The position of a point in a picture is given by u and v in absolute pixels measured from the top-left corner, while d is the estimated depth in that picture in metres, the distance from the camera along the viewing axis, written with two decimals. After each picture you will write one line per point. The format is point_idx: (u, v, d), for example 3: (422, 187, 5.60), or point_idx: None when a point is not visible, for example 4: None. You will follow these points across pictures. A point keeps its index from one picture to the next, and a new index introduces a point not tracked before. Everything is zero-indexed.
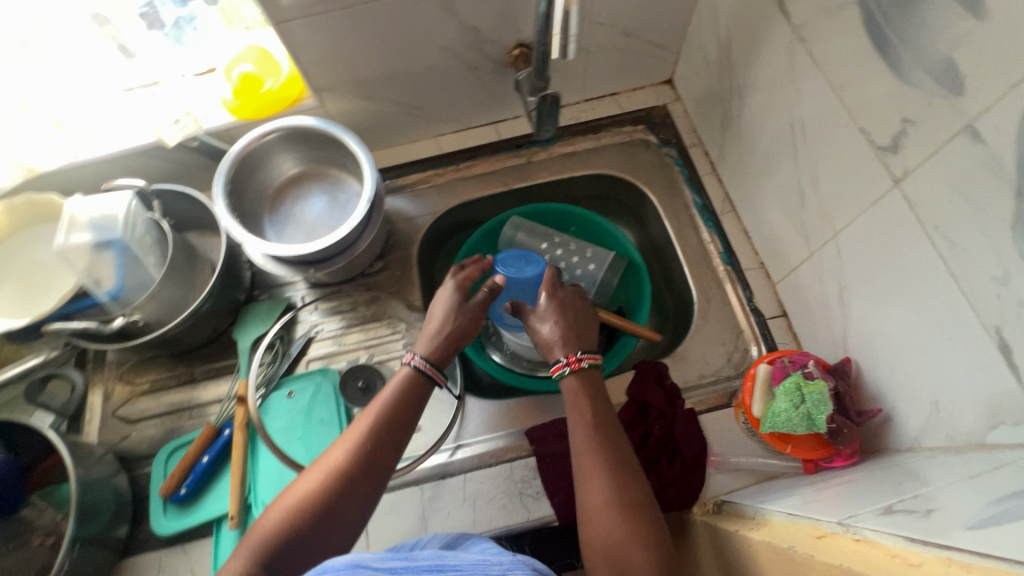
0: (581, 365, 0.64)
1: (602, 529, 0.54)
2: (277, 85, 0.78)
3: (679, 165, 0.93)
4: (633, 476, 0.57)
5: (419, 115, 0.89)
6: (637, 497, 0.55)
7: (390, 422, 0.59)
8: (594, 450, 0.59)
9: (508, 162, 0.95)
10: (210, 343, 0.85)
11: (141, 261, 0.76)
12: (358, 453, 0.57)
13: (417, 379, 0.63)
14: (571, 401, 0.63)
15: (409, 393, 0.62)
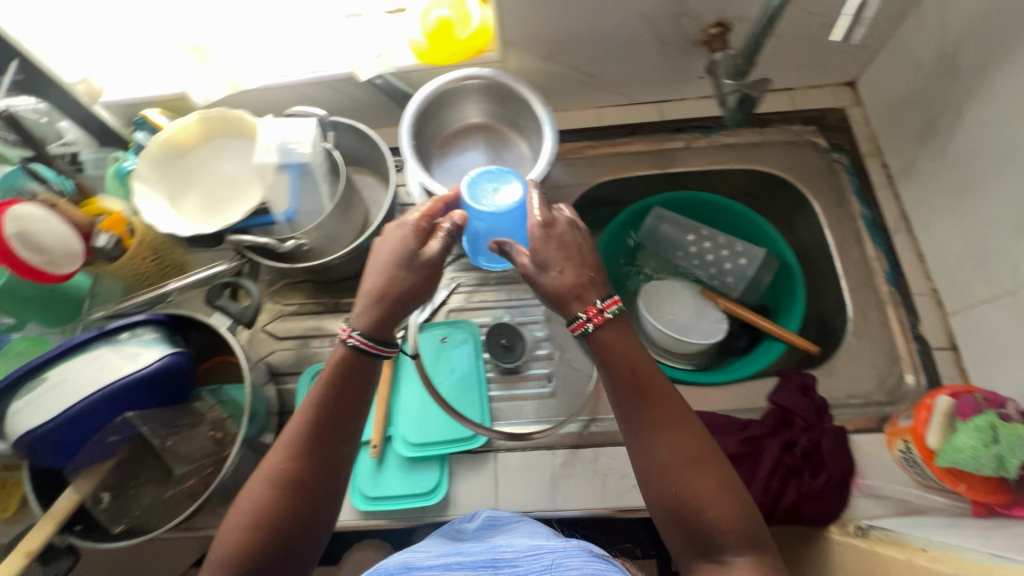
0: (605, 318, 0.53)
1: (662, 500, 0.51)
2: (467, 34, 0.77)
3: (850, 174, 0.88)
4: (677, 433, 0.52)
5: (590, 84, 0.88)
6: (683, 457, 0.51)
7: (334, 402, 0.55)
8: (631, 417, 0.54)
9: (666, 144, 0.93)
10: (356, 278, 0.88)
11: (316, 185, 0.78)
12: (303, 445, 0.53)
13: (350, 360, 0.55)
14: (600, 349, 0.55)
15: (358, 373, 0.55)
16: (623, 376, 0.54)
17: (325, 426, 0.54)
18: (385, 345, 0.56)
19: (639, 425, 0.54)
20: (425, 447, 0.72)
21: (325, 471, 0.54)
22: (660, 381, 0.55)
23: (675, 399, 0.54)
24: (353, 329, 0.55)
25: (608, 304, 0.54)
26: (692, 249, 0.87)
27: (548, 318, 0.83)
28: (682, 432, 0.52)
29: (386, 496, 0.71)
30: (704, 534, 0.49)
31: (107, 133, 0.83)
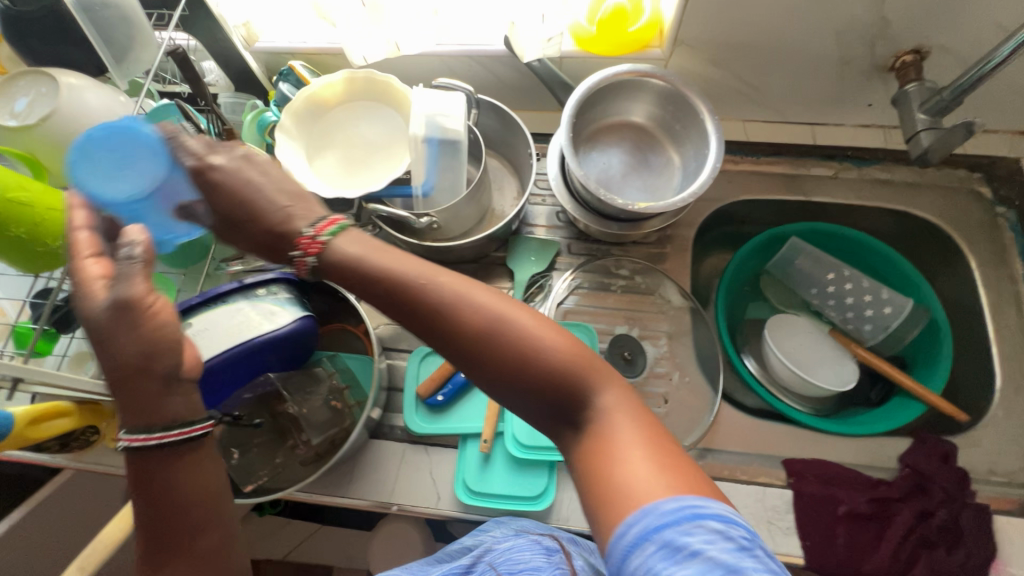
0: (320, 245, 0.50)
1: (548, 388, 0.46)
2: (640, 27, 0.73)
3: (1014, 232, 0.81)
4: (404, 291, 0.47)
5: (747, 95, 0.82)
6: (478, 323, 0.46)
7: (144, 493, 0.47)
8: (401, 294, 0.48)
9: (813, 170, 0.87)
10: (474, 263, 0.85)
11: (458, 165, 0.76)
12: (150, 542, 0.47)
13: (127, 421, 0.46)
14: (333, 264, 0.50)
15: (150, 467, 0.47)
16: (371, 274, 0.48)
17: (158, 495, 0.47)
18: (160, 428, 0.46)
19: (356, 290, 0.49)
20: (536, 451, 0.70)
21: (206, 514, 0.49)
22: (350, 241, 0.50)
23: (361, 249, 0.49)
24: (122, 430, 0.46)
25: (321, 229, 0.50)
26: (830, 288, 0.82)
27: (669, 336, 0.79)
28: (439, 290, 0.47)
29: (492, 494, 0.69)
30: (573, 394, 0.46)
31: (248, 79, 0.82)
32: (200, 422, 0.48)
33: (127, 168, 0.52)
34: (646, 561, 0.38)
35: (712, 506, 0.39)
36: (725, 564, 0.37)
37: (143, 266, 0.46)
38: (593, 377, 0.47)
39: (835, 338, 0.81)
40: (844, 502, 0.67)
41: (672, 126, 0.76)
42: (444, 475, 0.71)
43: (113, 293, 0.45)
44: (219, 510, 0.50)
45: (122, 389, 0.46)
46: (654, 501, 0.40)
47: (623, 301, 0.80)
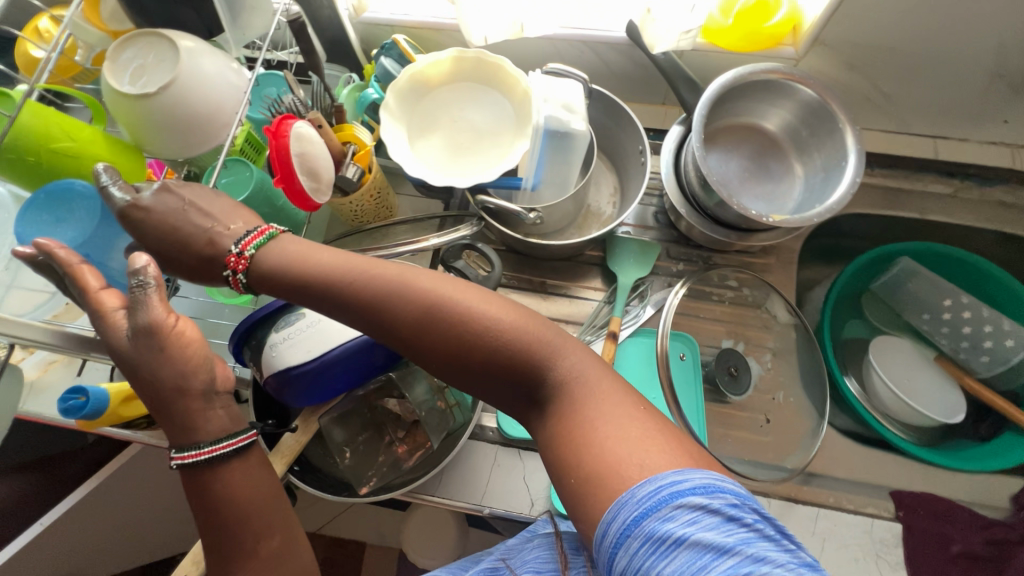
0: (246, 260, 0.53)
1: (504, 369, 0.48)
2: (784, 22, 0.68)
3: None
4: (350, 291, 0.50)
5: (876, 102, 0.77)
6: (421, 312, 0.49)
7: (200, 512, 0.50)
8: (347, 294, 0.51)
9: (930, 187, 0.82)
10: (570, 261, 0.81)
11: (571, 163, 0.72)
12: (214, 549, 0.50)
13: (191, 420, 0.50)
14: (266, 270, 0.53)
15: (202, 480, 0.50)
16: (301, 274, 0.52)
17: (213, 507, 0.50)
18: (208, 443, 0.50)
19: (311, 293, 0.52)
20: None
21: (263, 524, 0.51)
22: (318, 252, 0.53)
23: (328, 252, 0.53)
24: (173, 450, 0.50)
25: (247, 244, 0.53)
26: (945, 315, 0.78)
27: (772, 354, 0.76)
28: (380, 282, 0.50)
29: None
30: (534, 369, 0.48)
31: (343, 48, 0.77)
32: (244, 432, 0.52)
33: (68, 216, 0.52)
34: (634, 557, 0.38)
35: (693, 478, 0.40)
36: (712, 541, 0.37)
37: (156, 291, 0.49)
38: (551, 346, 0.48)
39: (941, 366, 0.78)
40: (956, 541, 0.65)
41: (802, 134, 0.71)
42: (537, 482, 0.69)
43: (143, 317, 0.48)
44: (273, 514, 0.52)
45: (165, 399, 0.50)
46: (630, 489, 0.40)
47: (725, 314, 0.77)
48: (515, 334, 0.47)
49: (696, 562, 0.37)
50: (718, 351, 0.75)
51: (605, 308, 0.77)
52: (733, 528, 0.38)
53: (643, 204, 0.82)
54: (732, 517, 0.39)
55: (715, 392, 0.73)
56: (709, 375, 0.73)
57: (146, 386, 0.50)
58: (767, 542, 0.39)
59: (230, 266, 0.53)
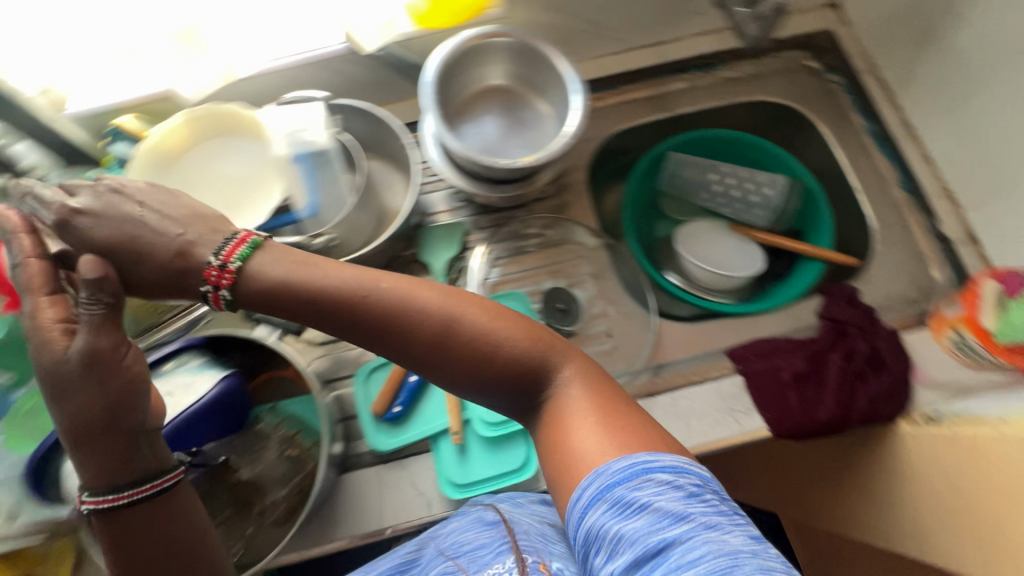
0: (229, 272, 0.49)
1: (482, 375, 0.49)
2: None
3: (846, 92, 0.91)
4: (340, 304, 0.49)
5: (592, 32, 0.85)
6: (439, 330, 0.48)
7: (127, 558, 0.48)
8: (353, 312, 0.49)
9: (670, 87, 0.93)
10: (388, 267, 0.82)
11: (336, 176, 0.73)
12: None
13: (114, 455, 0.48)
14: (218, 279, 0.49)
15: (127, 526, 0.48)
16: (319, 294, 0.49)
17: (138, 545, 0.48)
18: (129, 485, 0.48)
19: (322, 311, 0.49)
20: (505, 425, 0.71)
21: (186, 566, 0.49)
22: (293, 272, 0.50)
23: (296, 270, 0.50)
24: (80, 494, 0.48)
25: (230, 255, 0.49)
26: (716, 188, 0.89)
27: (594, 278, 0.82)
28: (416, 300, 0.49)
29: (477, 481, 0.69)
30: (527, 378, 0.50)
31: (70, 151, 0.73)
32: (169, 472, 0.50)
33: None
34: (602, 517, 0.42)
35: (664, 458, 0.44)
36: (673, 509, 0.41)
37: (110, 314, 0.49)
38: (556, 355, 0.51)
39: (738, 232, 0.88)
40: (784, 368, 0.74)
41: (534, 78, 0.77)
42: (427, 481, 0.69)
43: (82, 341, 0.47)
44: (204, 553, 0.50)
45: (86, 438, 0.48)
46: (606, 462, 0.44)
47: (543, 260, 0.82)
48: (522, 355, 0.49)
49: (656, 525, 0.41)
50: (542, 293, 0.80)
51: None
52: (694, 502, 0.42)
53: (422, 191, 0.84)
54: (693, 493, 0.43)
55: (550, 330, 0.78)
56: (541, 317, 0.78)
57: (70, 415, 0.47)
58: (725, 517, 0.42)
59: (210, 280, 0.49)
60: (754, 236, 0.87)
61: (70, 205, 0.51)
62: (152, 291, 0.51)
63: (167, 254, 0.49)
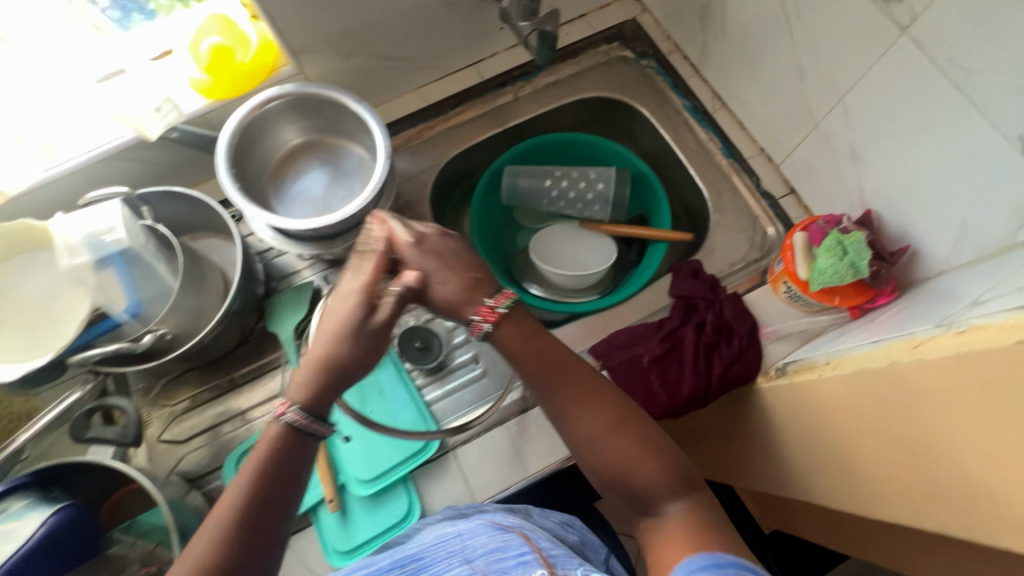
0: (498, 311, 0.56)
1: (643, 484, 0.53)
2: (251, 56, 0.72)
3: (661, 74, 0.95)
4: (577, 387, 0.57)
5: (400, 67, 0.85)
6: (620, 420, 0.55)
7: (256, 493, 0.49)
8: (546, 374, 0.57)
9: (496, 103, 0.94)
10: (245, 344, 0.81)
11: (153, 269, 0.70)
12: (229, 534, 0.47)
13: (297, 435, 0.51)
14: (509, 342, 0.57)
15: (288, 446, 0.51)
16: (527, 357, 0.58)
17: (247, 474, 0.50)
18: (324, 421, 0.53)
19: (546, 377, 0.57)
20: (380, 478, 0.71)
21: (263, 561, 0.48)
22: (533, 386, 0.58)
23: (560, 381, 0.57)
24: (290, 404, 0.51)
25: (500, 302, 0.56)
26: (554, 193, 0.92)
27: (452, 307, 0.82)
28: (587, 396, 0.56)
29: (361, 542, 0.69)
30: (635, 482, 0.53)
31: None
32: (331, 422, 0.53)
33: None
34: None
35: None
36: None
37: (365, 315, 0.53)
38: (680, 483, 0.53)
39: (587, 229, 0.90)
40: (644, 354, 0.76)
41: (340, 124, 0.76)
42: (311, 554, 0.68)
43: (387, 313, 0.53)
44: (262, 519, 0.49)
45: (313, 435, 0.52)
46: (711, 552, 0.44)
47: None
48: (644, 479, 0.53)
49: None
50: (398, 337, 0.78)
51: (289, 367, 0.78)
52: None
53: (262, 260, 0.84)
54: None
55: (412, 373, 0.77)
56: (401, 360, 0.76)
57: (303, 413, 0.52)
58: None
59: (479, 311, 0.55)
60: (601, 229, 0.89)
61: (412, 236, 0.56)
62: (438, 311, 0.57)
63: (464, 285, 0.56)
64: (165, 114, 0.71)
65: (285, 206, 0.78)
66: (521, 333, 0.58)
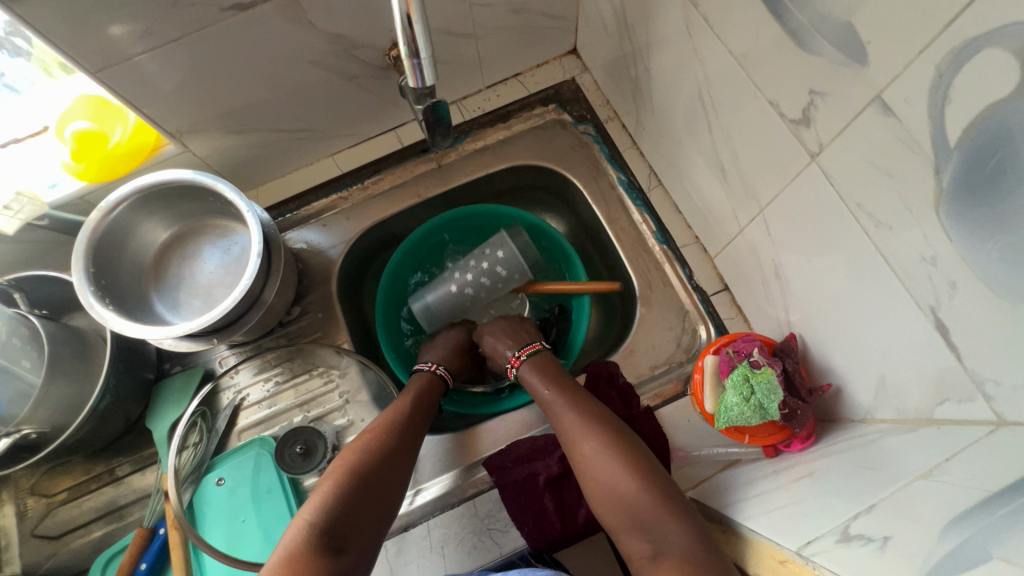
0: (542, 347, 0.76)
1: (633, 501, 0.55)
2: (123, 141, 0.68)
3: (598, 142, 0.87)
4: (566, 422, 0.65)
5: (305, 137, 0.80)
6: (614, 445, 0.60)
7: (392, 443, 0.63)
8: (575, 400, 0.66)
9: (418, 169, 0.87)
10: (128, 433, 0.77)
11: (12, 368, 0.68)
12: (370, 452, 0.61)
13: (434, 385, 0.73)
14: (534, 376, 0.72)
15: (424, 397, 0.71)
16: (552, 400, 0.67)
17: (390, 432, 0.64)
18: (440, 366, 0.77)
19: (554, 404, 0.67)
20: None
21: (377, 512, 0.57)
22: (566, 413, 0.65)
23: (569, 399, 0.66)
24: (439, 364, 0.77)
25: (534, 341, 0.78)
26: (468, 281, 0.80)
27: (348, 402, 0.77)
28: (600, 422, 0.62)
29: None
30: (648, 507, 0.54)
31: None
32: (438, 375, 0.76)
33: None
34: None
35: None
36: None
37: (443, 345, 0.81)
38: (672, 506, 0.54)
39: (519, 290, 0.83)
40: (541, 472, 0.69)
41: (229, 208, 0.72)
42: None
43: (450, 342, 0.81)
44: (392, 472, 0.61)
45: (405, 438, 0.64)
46: None
47: (293, 393, 0.78)
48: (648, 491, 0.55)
49: None
50: (280, 434, 0.75)
51: (162, 468, 0.74)
52: None
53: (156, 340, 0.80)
54: None
55: (296, 478, 0.73)
56: (281, 468, 0.73)
57: (400, 422, 0.66)
58: None
59: (509, 359, 0.76)
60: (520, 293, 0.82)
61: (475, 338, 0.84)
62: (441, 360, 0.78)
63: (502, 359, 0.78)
64: (17, 211, 0.68)
65: (165, 294, 0.73)
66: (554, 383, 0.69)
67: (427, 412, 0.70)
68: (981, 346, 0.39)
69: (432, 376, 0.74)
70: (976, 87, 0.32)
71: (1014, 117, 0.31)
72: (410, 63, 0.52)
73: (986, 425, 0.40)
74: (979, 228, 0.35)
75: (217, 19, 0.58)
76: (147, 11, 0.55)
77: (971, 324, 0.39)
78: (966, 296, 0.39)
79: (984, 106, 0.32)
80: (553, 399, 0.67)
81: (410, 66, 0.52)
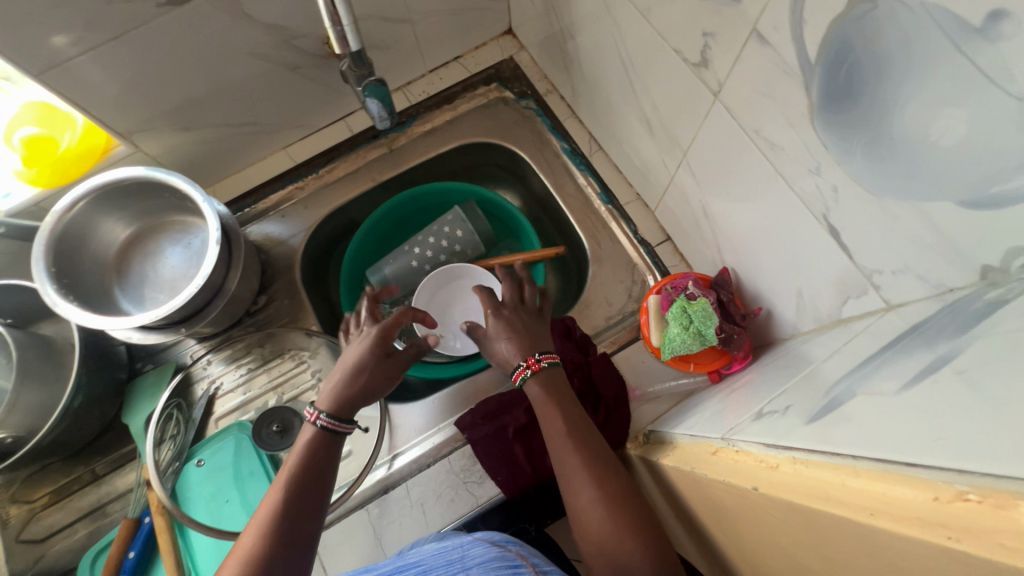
0: (542, 365, 0.63)
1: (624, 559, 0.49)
2: (71, 146, 0.71)
3: (540, 115, 0.91)
4: (564, 465, 0.56)
5: (256, 131, 0.82)
6: (616, 499, 0.53)
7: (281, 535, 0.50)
8: (585, 440, 0.57)
9: (370, 154, 0.90)
10: (104, 433, 0.79)
11: None
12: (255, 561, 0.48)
13: (323, 438, 0.58)
14: (536, 396, 0.62)
15: (325, 445, 0.58)
16: (559, 432, 0.58)
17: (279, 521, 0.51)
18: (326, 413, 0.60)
19: (559, 440, 0.58)
20: None
21: None
22: (568, 456, 0.56)
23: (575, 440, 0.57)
24: (319, 411, 0.60)
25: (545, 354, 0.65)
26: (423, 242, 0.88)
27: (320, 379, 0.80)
28: (605, 468, 0.55)
29: None
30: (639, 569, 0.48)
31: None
32: (338, 426, 0.60)
33: None
34: None
35: None
36: None
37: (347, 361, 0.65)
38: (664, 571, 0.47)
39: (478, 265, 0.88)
40: (509, 424, 0.73)
41: (184, 202, 0.74)
42: None
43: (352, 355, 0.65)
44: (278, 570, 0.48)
45: (295, 533, 0.51)
46: None
47: (267, 377, 0.80)
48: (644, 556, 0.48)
49: None
50: (256, 417, 0.78)
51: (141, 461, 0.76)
52: None
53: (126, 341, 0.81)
54: None
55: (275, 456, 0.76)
56: (260, 447, 0.76)
57: (286, 510, 0.52)
58: None
59: (526, 357, 0.64)
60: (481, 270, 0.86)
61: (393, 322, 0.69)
62: (348, 398, 0.62)
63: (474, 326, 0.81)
64: None
65: (130, 293, 0.75)
66: (562, 413, 0.60)
67: (315, 477, 0.56)
68: (865, 240, 0.44)
69: (317, 431, 0.58)
70: (820, 8, 0.37)
71: (851, 29, 0.36)
72: (335, 33, 0.57)
73: (879, 312, 0.46)
74: (844, 133, 0.40)
75: (153, 17, 0.60)
76: (82, 13, 0.57)
77: (855, 223, 0.44)
78: (847, 197, 0.44)
79: (829, 22, 0.37)
80: (560, 437, 0.58)
81: (335, 34, 0.57)
